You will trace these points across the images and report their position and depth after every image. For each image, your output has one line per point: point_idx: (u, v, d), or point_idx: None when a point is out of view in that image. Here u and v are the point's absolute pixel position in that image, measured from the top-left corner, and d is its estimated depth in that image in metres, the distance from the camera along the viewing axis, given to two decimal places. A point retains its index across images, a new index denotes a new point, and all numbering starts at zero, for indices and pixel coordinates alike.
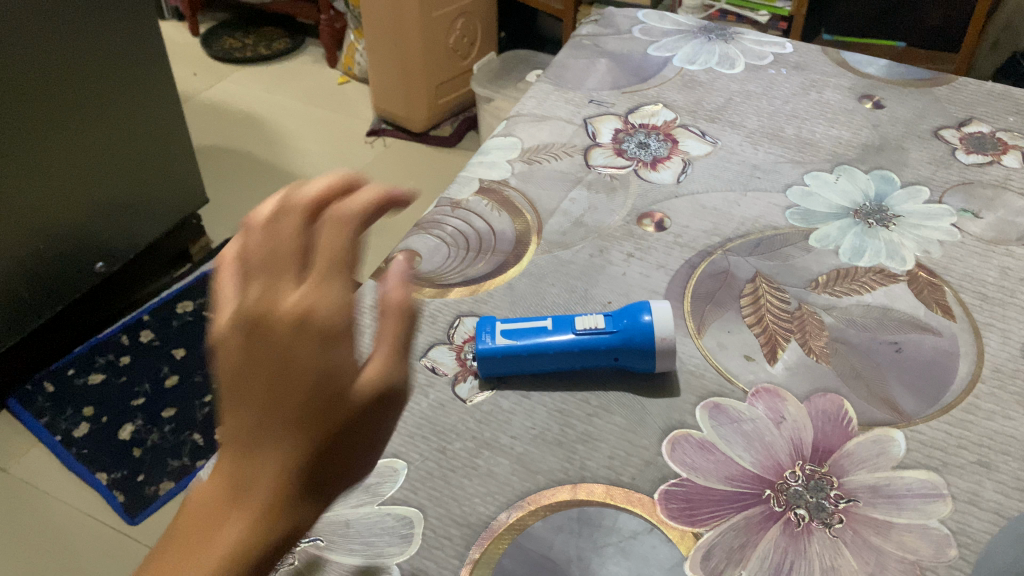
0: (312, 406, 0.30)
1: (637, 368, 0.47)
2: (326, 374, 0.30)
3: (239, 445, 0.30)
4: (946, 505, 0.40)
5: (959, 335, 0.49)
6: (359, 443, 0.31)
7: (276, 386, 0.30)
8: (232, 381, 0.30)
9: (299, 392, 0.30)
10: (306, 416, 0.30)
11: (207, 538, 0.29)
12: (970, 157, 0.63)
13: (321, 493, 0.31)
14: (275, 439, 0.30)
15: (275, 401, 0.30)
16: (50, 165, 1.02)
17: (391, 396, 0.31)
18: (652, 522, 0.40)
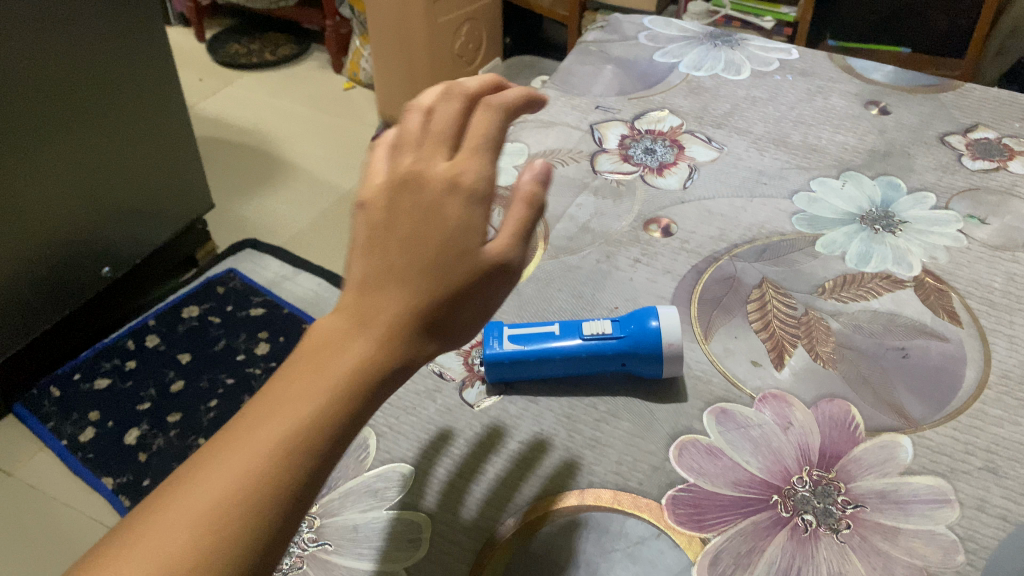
0: (438, 261, 0.31)
1: (644, 374, 0.47)
2: (454, 237, 0.32)
3: (361, 289, 0.32)
4: (953, 511, 0.40)
5: (966, 341, 0.49)
6: (469, 309, 0.32)
7: (408, 241, 0.32)
8: (366, 233, 0.32)
9: (428, 248, 0.31)
10: (431, 269, 0.31)
11: (325, 366, 0.31)
12: (976, 163, 0.63)
13: (427, 349, 0.32)
14: (395, 286, 0.31)
15: (406, 252, 0.31)
16: (58, 169, 1.02)
17: (506, 272, 0.32)
18: (659, 528, 0.40)
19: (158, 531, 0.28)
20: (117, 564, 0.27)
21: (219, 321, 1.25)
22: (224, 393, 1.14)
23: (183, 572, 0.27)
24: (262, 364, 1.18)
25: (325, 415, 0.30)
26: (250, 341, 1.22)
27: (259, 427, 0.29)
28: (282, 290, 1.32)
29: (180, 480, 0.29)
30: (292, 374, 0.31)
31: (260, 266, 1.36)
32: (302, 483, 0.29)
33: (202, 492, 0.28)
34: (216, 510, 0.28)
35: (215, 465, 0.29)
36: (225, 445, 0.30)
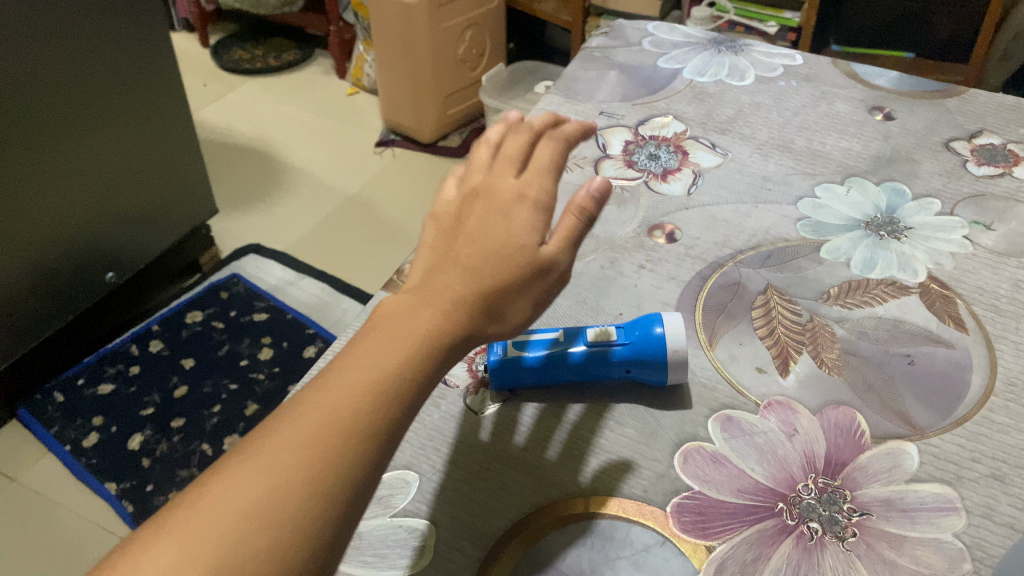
0: (501, 258, 0.36)
1: (649, 381, 0.47)
2: (513, 241, 0.37)
3: (436, 276, 0.36)
4: (960, 519, 0.40)
5: (972, 347, 0.49)
6: (523, 297, 0.37)
7: (477, 243, 0.37)
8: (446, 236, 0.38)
9: (493, 248, 0.37)
10: (496, 261, 0.36)
11: (404, 325, 0.34)
12: (981, 169, 0.63)
13: (489, 329, 0.36)
14: (466, 272, 0.36)
15: (475, 250, 0.37)
16: (62, 174, 1.02)
17: (555, 272, 0.37)
18: (664, 535, 0.40)
19: (264, 457, 0.30)
20: (239, 476, 0.30)
21: (223, 326, 1.26)
22: (227, 398, 1.14)
23: (297, 485, 0.30)
24: (265, 370, 1.18)
25: (410, 366, 0.33)
26: (254, 346, 1.22)
27: (349, 374, 0.32)
28: (286, 295, 1.32)
29: (278, 421, 0.32)
30: (375, 333, 0.34)
31: (264, 271, 1.36)
32: (389, 426, 0.32)
33: (312, 417, 0.31)
34: (317, 440, 0.31)
35: (312, 403, 0.32)
36: (318, 388, 0.32)
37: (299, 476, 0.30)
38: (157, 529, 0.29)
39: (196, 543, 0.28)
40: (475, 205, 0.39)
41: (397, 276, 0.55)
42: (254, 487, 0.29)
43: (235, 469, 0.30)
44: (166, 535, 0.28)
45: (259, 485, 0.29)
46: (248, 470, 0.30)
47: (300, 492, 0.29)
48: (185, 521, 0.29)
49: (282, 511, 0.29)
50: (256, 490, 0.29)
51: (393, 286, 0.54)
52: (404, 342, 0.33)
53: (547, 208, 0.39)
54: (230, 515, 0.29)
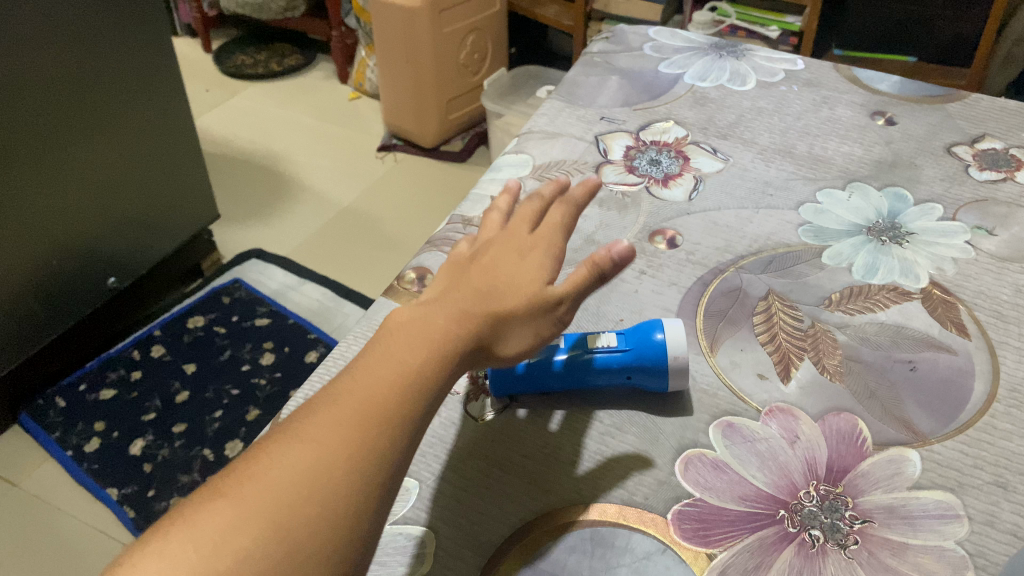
0: (509, 287, 0.39)
1: (650, 387, 0.46)
2: (524, 278, 0.39)
3: (451, 293, 0.39)
4: (963, 526, 0.40)
5: (974, 353, 0.48)
6: (530, 322, 0.39)
7: (488, 273, 0.39)
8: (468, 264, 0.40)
9: (502, 279, 0.39)
10: (505, 290, 0.39)
11: (428, 327, 0.36)
12: (983, 174, 0.63)
13: (499, 346, 0.38)
14: (479, 294, 0.38)
15: (487, 278, 0.39)
16: (65, 179, 1.02)
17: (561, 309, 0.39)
18: (665, 543, 0.40)
19: (305, 433, 0.32)
20: (280, 456, 0.31)
21: (225, 331, 1.26)
22: (229, 403, 1.14)
23: (335, 465, 0.31)
24: (267, 375, 1.18)
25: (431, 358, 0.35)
26: (255, 351, 1.22)
27: (377, 364, 0.34)
28: (288, 300, 1.32)
29: (315, 405, 0.34)
30: (396, 331, 0.36)
31: (266, 276, 1.36)
32: (417, 412, 0.34)
33: (347, 406, 0.33)
34: (353, 419, 0.32)
35: (346, 389, 0.34)
36: (350, 376, 0.34)
37: (337, 451, 0.32)
38: (210, 495, 0.31)
39: (246, 505, 0.30)
40: (490, 248, 0.42)
41: (397, 282, 0.55)
42: (297, 459, 0.31)
43: (279, 444, 0.32)
44: (218, 499, 0.30)
45: (301, 458, 0.31)
46: (290, 445, 0.32)
47: (338, 465, 0.31)
48: (235, 488, 0.31)
49: (323, 481, 0.31)
50: (298, 461, 0.31)
51: (394, 291, 0.54)
52: (426, 338, 0.35)
53: (558, 256, 0.41)
54: (276, 482, 0.31)
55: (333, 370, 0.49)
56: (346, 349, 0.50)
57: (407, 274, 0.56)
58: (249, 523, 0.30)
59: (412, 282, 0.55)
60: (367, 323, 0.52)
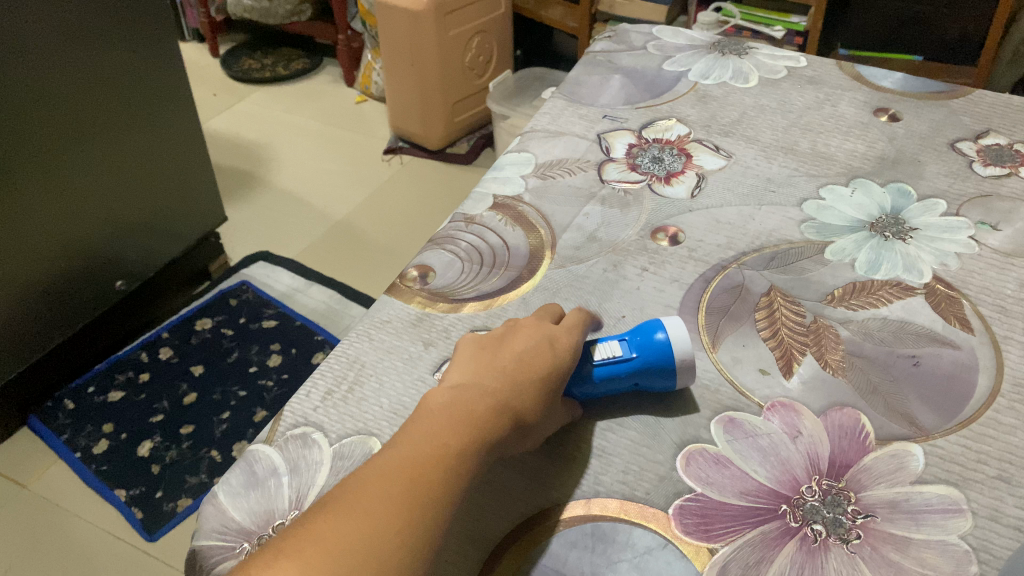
0: (544, 382, 0.42)
1: (659, 387, 0.46)
2: (541, 376, 0.42)
3: (483, 376, 0.42)
4: (966, 521, 0.39)
5: (979, 349, 0.48)
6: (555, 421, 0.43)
7: (522, 357, 0.42)
8: (492, 352, 0.43)
9: (539, 371, 0.42)
10: (529, 386, 0.41)
11: (465, 407, 0.39)
12: (987, 169, 0.62)
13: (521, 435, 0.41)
14: (509, 383, 0.41)
15: (520, 363, 0.42)
16: (73, 184, 1.03)
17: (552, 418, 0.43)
18: (667, 538, 0.40)
19: (359, 511, 0.35)
20: (336, 524, 0.35)
21: (232, 333, 1.26)
22: (236, 404, 1.14)
23: (385, 536, 0.34)
24: (274, 376, 1.18)
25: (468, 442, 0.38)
26: (262, 353, 1.22)
27: (419, 445, 0.38)
28: (295, 302, 1.32)
29: (364, 479, 0.37)
30: (436, 410, 0.39)
31: (273, 278, 1.37)
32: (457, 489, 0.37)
33: (394, 481, 0.36)
34: (400, 497, 0.36)
35: (394, 463, 0.37)
36: (396, 453, 0.37)
37: (390, 530, 0.35)
38: (272, 556, 0.34)
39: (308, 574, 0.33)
40: (518, 331, 0.45)
41: (399, 280, 0.55)
42: (352, 532, 0.34)
43: (334, 513, 0.35)
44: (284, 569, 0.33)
45: (358, 537, 0.34)
46: (346, 520, 0.35)
47: (390, 542, 0.34)
48: (298, 553, 0.34)
49: (377, 555, 0.34)
50: (354, 534, 0.34)
51: (396, 289, 0.54)
52: (464, 421, 0.39)
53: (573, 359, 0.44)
54: (335, 552, 0.34)
55: (335, 367, 0.49)
56: (348, 347, 0.50)
57: (409, 272, 0.56)
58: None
59: (414, 281, 0.55)
60: (370, 321, 0.52)
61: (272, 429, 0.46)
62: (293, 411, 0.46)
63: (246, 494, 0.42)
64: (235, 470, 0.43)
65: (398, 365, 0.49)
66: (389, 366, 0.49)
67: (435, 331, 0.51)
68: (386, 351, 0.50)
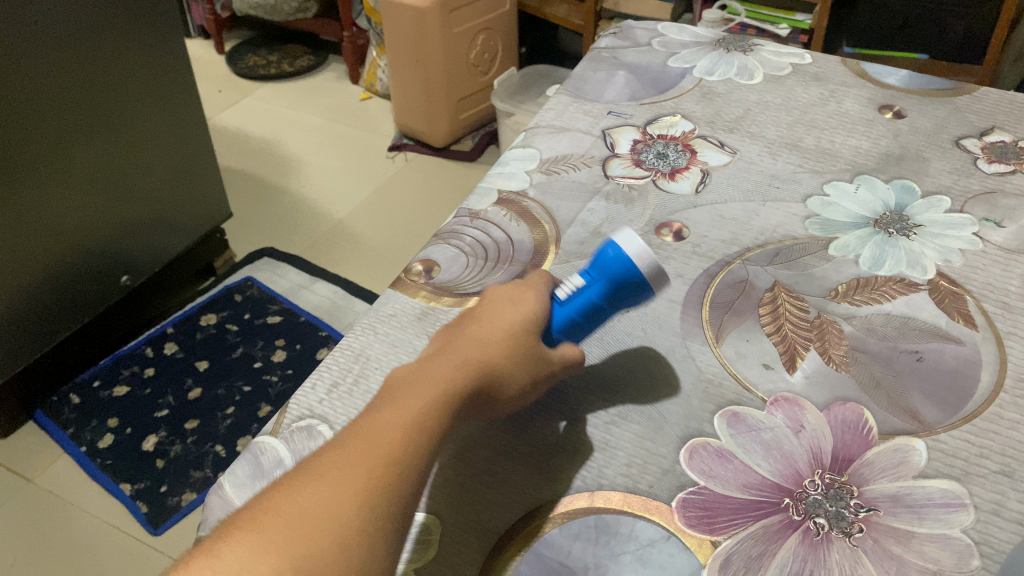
0: (512, 343, 0.42)
1: (637, 297, 0.45)
2: (508, 338, 0.42)
3: (449, 346, 0.41)
4: (968, 515, 0.40)
5: (982, 344, 0.48)
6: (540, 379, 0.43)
7: (487, 326, 0.42)
8: (458, 327, 0.43)
9: (504, 334, 0.42)
10: (497, 348, 0.41)
11: (430, 375, 0.39)
12: (992, 166, 0.62)
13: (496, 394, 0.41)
14: (475, 349, 0.41)
15: (486, 331, 0.42)
16: (79, 179, 1.03)
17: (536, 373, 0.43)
18: (670, 530, 0.40)
19: (317, 479, 0.34)
20: (294, 494, 0.33)
21: (237, 328, 1.27)
22: (241, 399, 1.15)
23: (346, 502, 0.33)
24: (278, 372, 1.19)
25: (434, 407, 0.37)
26: (267, 348, 1.23)
27: (386, 411, 0.36)
28: (299, 298, 1.33)
29: (332, 449, 0.35)
30: (402, 378, 0.38)
31: (278, 275, 1.37)
32: (423, 454, 0.36)
33: (355, 448, 0.35)
34: (362, 464, 0.34)
35: (355, 433, 0.36)
36: (358, 423, 0.36)
37: (350, 496, 0.33)
38: (229, 530, 0.33)
39: (264, 543, 0.32)
40: (485, 304, 0.45)
41: (404, 274, 0.56)
42: (310, 500, 0.33)
43: (293, 484, 0.34)
44: (251, 543, 0.32)
45: (328, 506, 0.33)
46: (303, 489, 0.34)
47: (350, 509, 0.33)
48: (255, 524, 0.33)
49: (336, 520, 0.33)
50: (313, 502, 0.33)
51: (400, 283, 0.55)
52: (428, 386, 0.38)
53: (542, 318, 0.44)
54: (291, 520, 0.32)
55: (340, 360, 0.49)
56: (353, 340, 0.51)
57: (414, 266, 0.56)
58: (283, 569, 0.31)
59: (418, 275, 0.55)
60: (375, 314, 0.53)
61: (277, 421, 0.46)
62: (298, 403, 0.47)
63: (251, 485, 0.42)
64: (241, 461, 0.44)
65: (402, 358, 0.49)
66: (394, 359, 0.49)
67: (439, 325, 0.51)
68: (391, 344, 0.50)
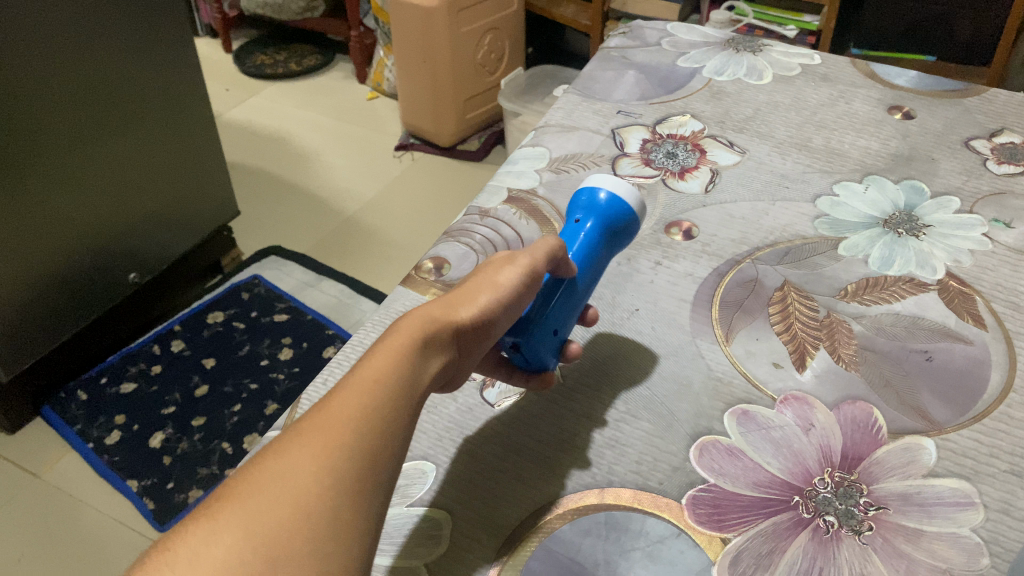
0: (466, 287, 0.41)
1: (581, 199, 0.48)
2: (462, 286, 0.41)
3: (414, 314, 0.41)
4: (978, 514, 0.40)
5: (991, 344, 0.48)
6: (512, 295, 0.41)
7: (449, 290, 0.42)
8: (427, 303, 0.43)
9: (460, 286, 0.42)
10: (451, 296, 0.41)
11: (388, 338, 0.37)
12: (1001, 167, 0.62)
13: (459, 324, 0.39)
14: (432, 303, 0.40)
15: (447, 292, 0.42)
16: (88, 176, 1.04)
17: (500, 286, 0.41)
18: (680, 527, 0.40)
19: (279, 459, 0.32)
20: (253, 476, 0.32)
21: (244, 326, 1.27)
22: (247, 397, 1.15)
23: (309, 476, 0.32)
24: (285, 369, 1.19)
25: (399, 374, 0.35)
26: (274, 346, 1.23)
27: (347, 391, 0.35)
28: (306, 296, 1.33)
29: (297, 425, 0.34)
30: (364, 356, 0.37)
31: (285, 273, 1.37)
32: (387, 420, 0.34)
33: (315, 423, 0.34)
34: (322, 436, 0.33)
35: (315, 410, 0.34)
36: (319, 402, 0.35)
37: (313, 470, 0.32)
38: (187, 520, 0.31)
39: (222, 524, 0.30)
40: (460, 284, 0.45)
41: (415, 272, 0.56)
42: (269, 479, 0.32)
43: (251, 467, 0.33)
44: (210, 534, 0.30)
45: (291, 492, 0.31)
46: (262, 471, 0.32)
47: (314, 483, 0.31)
48: (212, 509, 0.31)
49: (300, 496, 0.31)
50: (273, 480, 0.32)
51: (411, 281, 0.55)
52: (387, 348, 0.36)
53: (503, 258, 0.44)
54: (250, 499, 0.31)
55: (351, 357, 0.49)
56: (364, 337, 0.51)
57: (424, 264, 0.56)
58: (249, 557, 0.29)
59: (429, 272, 0.56)
60: (386, 311, 0.53)
61: (290, 417, 0.46)
62: (310, 399, 0.47)
63: None
64: None
65: None
66: None
67: None
68: None
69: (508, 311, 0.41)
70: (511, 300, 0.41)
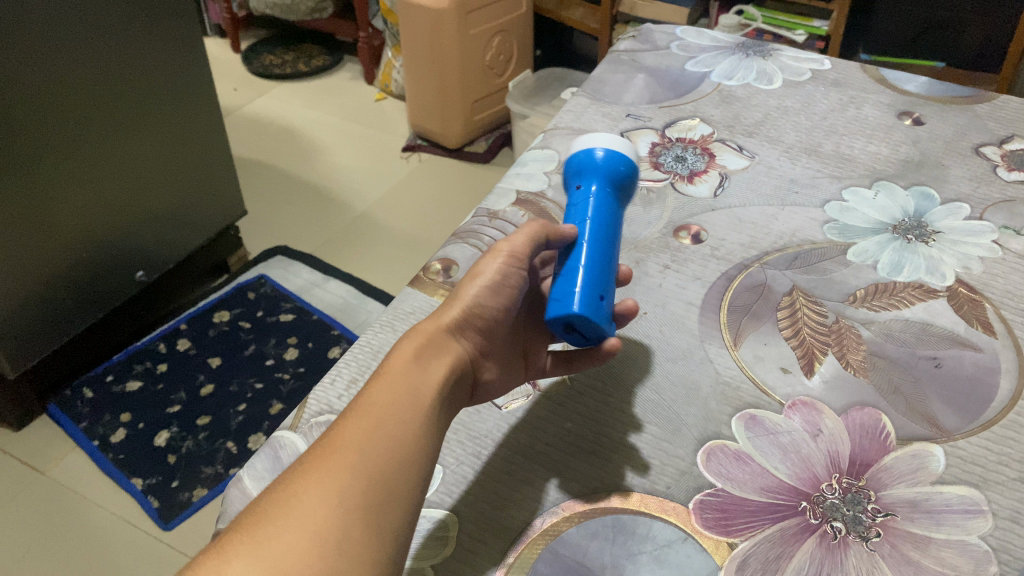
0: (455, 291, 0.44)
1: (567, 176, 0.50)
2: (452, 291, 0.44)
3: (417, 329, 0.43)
4: (986, 522, 0.39)
5: (1001, 351, 0.48)
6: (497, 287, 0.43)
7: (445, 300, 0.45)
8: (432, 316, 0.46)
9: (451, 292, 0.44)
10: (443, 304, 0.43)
11: (390, 364, 0.40)
12: (1011, 174, 0.62)
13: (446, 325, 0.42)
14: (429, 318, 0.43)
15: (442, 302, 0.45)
16: (97, 174, 1.04)
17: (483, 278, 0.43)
18: (686, 532, 0.40)
19: (289, 488, 0.35)
20: (267, 506, 0.34)
21: (249, 326, 1.27)
22: (253, 396, 1.15)
23: (319, 501, 0.34)
24: (290, 369, 1.19)
25: (402, 398, 0.38)
26: (279, 346, 1.23)
27: (353, 421, 0.37)
28: (312, 296, 1.33)
29: (310, 454, 0.36)
30: (367, 386, 0.39)
31: (291, 272, 1.38)
32: (393, 442, 0.36)
33: (326, 452, 0.36)
34: (330, 464, 0.35)
35: (325, 440, 0.37)
36: (328, 431, 0.37)
37: (322, 496, 0.34)
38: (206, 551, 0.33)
39: (237, 552, 0.32)
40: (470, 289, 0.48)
41: (423, 273, 0.56)
42: (280, 508, 0.34)
43: (264, 499, 0.35)
44: (224, 562, 0.32)
45: (301, 518, 0.33)
46: (273, 502, 0.34)
47: (323, 507, 0.34)
48: (227, 541, 0.33)
49: (311, 522, 0.33)
50: (283, 508, 0.34)
51: (419, 282, 0.55)
52: (390, 375, 0.39)
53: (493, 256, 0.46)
54: (262, 528, 0.33)
55: (359, 357, 0.49)
56: (372, 337, 0.51)
57: (433, 265, 0.56)
58: None
59: (437, 273, 0.56)
60: (394, 312, 0.53)
61: (297, 416, 0.46)
62: (318, 399, 0.47)
63: (270, 478, 0.42)
64: (261, 456, 0.44)
65: None
66: None
67: None
68: None
69: (494, 298, 0.43)
70: (493, 287, 0.43)
